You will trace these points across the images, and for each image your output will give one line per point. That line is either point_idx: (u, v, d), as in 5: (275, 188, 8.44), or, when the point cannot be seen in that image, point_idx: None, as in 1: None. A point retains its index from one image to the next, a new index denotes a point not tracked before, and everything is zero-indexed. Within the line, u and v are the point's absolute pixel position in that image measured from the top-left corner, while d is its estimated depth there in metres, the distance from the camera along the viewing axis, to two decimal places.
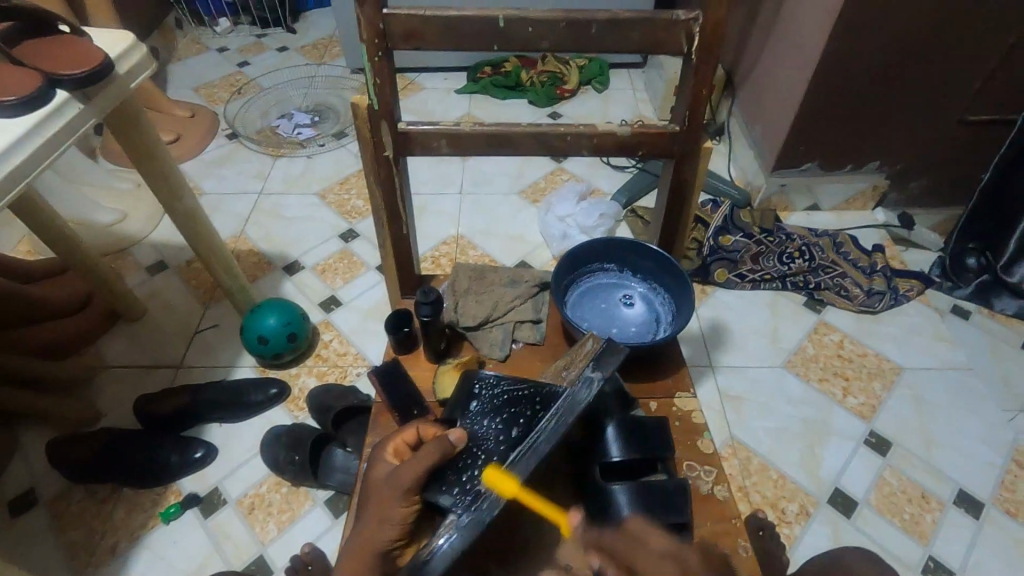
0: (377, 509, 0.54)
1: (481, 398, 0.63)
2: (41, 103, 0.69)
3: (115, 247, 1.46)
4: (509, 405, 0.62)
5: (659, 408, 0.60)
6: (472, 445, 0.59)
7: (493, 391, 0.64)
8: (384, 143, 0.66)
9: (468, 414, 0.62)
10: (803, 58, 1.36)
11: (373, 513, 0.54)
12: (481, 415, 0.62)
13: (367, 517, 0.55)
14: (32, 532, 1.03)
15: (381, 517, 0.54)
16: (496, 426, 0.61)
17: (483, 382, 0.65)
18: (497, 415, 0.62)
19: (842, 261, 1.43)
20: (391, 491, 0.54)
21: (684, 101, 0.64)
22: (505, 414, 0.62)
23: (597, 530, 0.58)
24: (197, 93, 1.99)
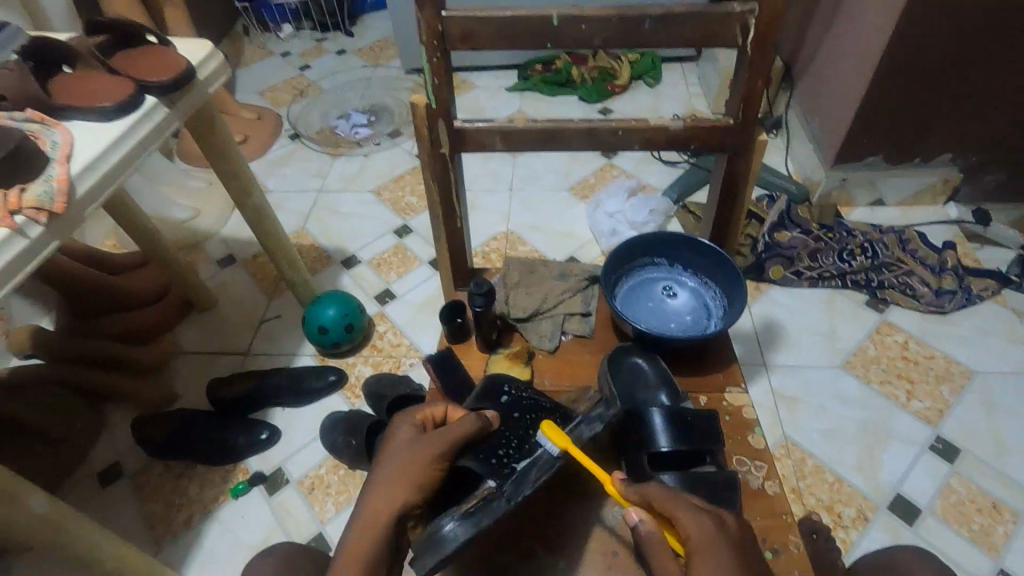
0: (400, 471, 0.54)
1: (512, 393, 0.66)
2: (133, 109, 0.75)
3: (190, 242, 1.57)
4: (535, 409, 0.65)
5: (621, 487, 0.53)
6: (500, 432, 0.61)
7: (523, 392, 0.66)
8: (440, 141, 0.68)
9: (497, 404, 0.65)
10: (868, 47, 1.31)
11: (396, 474, 0.54)
12: (510, 410, 0.63)
13: (390, 475, 0.54)
14: (118, 502, 1.12)
15: (404, 479, 0.54)
16: (524, 421, 0.62)
17: (512, 385, 0.68)
18: (526, 413, 0.63)
19: (908, 258, 1.37)
20: (421, 455, 0.55)
21: (737, 94, 0.64)
22: (531, 413, 0.64)
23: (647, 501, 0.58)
24: (262, 96, 2.09)
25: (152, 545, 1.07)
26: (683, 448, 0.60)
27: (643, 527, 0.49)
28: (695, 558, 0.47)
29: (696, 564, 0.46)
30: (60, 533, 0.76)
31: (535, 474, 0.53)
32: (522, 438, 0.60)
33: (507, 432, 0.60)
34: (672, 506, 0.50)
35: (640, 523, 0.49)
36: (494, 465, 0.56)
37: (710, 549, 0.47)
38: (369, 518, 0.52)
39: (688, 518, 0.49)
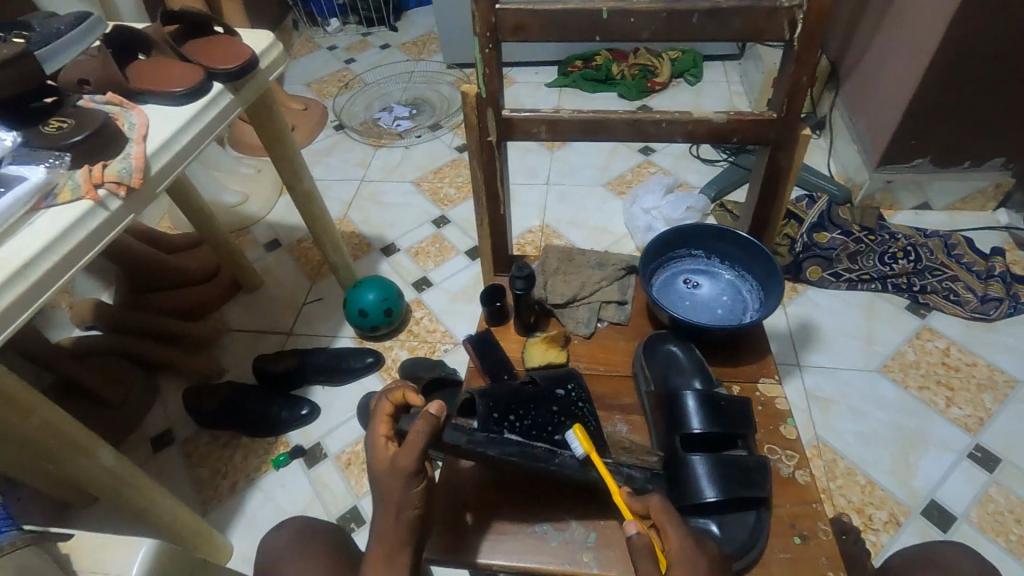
0: (389, 492, 0.55)
1: (565, 391, 0.67)
2: (202, 93, 0.80)
3: (239, 225, 1.65)
4: (575, 416, 0.65)
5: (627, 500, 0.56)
6: (523, 415, 0.63)
7: (576, 396, 0.67)
8: (488, 129, 0.71)
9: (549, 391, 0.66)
10: (920, 46, 1.29)
11: (388, 493, 0.55)
12: (555, 402, 0.65)
13: (382, 496, 0.55)
14: (169, 465, 1.19)
15: (396, 499, 0.55)
16: (549, 417, 0.64)
17: (580, 387, 0.68)
18: (563, 413, 0.65)
19: (953, 263, 1.34)
20: (395, 480, 0.54)
21: (783, 87, 0.64)
22: (562, 413, 0.65)
23: (677, 498, 0.59)
24: (309, 88, 2.17)
25: (200, 508, 1.13)
26: (715, 431, 0.61)
27: (640, 538, 0.49)
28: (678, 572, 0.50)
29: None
30: (124, 485, 0.82)
31: (512, 452, 0.59)
32: (542, 426, 0.63)
33: (538, 410, 0.64)
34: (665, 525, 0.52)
35: (636, 537, 0.50)
36: (493, 419, 0.62)
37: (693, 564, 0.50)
38: (385, 537, 0.55)
39: (678, 534, 0.52)
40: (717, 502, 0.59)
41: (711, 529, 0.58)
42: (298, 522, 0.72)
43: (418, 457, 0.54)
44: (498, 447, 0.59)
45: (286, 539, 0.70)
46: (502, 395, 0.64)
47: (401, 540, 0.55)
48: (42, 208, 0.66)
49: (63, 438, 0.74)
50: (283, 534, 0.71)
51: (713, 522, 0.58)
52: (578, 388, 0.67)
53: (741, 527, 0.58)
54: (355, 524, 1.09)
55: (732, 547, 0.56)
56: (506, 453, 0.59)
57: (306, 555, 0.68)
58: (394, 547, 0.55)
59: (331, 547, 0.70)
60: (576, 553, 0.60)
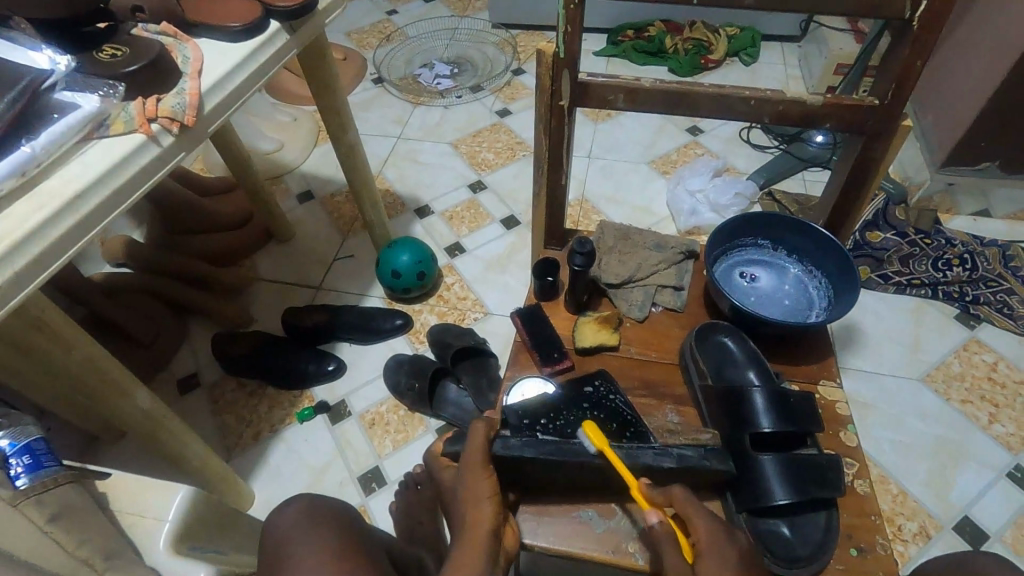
0: (467, 497, 0.54)
1: (595, 389, 0.66)
2: (259, 30, 0.76)
3: (273, 173, 1.62)
4: (610, 412, 0.64)
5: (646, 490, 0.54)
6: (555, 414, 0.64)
7: (608, 395, 0.66)
8: (561, 92, 0.67)
9: (579, 389, 0.66)
10: (1008, 41, 1.20)
11: (467, 496, 0.54)
12: (586, 399, 0.65)
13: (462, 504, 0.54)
14: (194, 408, 1.20)
15: (474, 499, 0.53)
16: (582, 415, 0.64)
17: (608, 381, 0.67)
18: (594, 410, 0.65)
19: (1011, 276, 1.28)
20: (469, 478, 0.54)
21: (891, 72, 0.59)
22: (595, 411, 0.65)
23: (747, 499, 0.58)
24: (348, 38, 2.11)
25: (224, 453, 1.14)
26: (785, 430, 0.59)
27: (662, 526, 0.50)
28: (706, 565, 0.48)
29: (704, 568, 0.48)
30: (158, 427, 0.82)
31: (549, 451, 0.56)
32: (576, 424, 0.63)
33: (570, 409, 0.65)
34: (691, 513, 0.51)
35: (658, 524, 0.51)
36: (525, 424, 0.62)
37: (722, 554, 0.48)
38: (466, 546, 0.50)
39: (705, 526, 0.50)
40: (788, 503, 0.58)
41: (782, 531, 0.58)
42: (303, 501, 0.68)
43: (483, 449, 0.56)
44: (536, 446, 0.57)
45: (291, 519, 0.65)
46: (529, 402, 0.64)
47: (483, 547, 0.50)
48: (94, 137, 0.63)
49: (102, 377, 0.73)
50: (287, 514, 0.66)
51: (783, 524, 0.58)
52: (605, 381, 0.66)
53: (813, 528, 0.58)
54: (377, 484, 1.09)
55: (803, 552, 0.56)
56: (543, 451, 0.56)
57: (313, 533, 0.63)
58: (478, 549, 0.50)
59: (339, 526, 0.65)
60: (622, 543, 0.58)
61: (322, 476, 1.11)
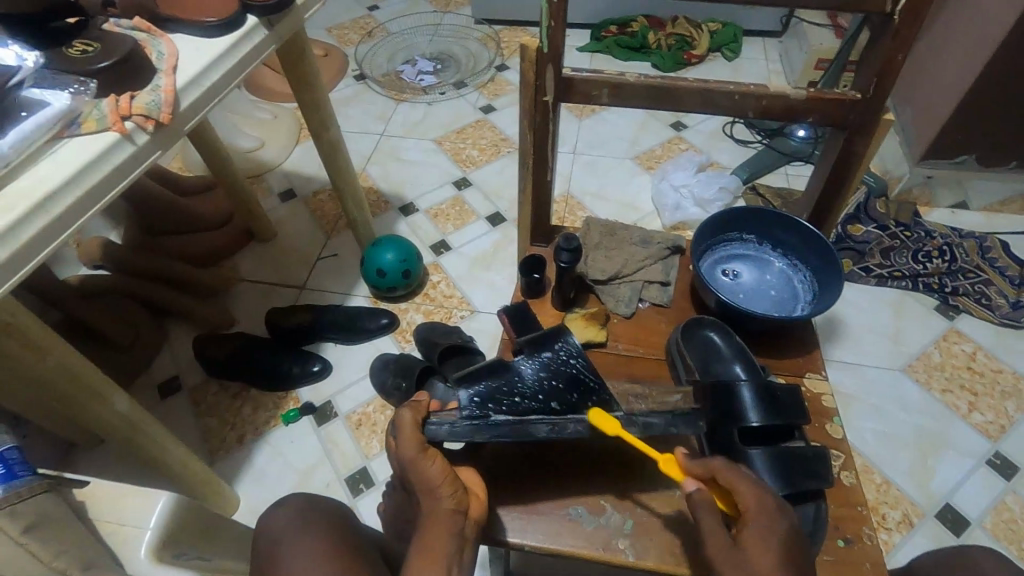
0: (420, 488, 0.52)
1: (554, 354, 0.62)
2: (235, 26, 0.74)
3: (253, 171, 1.60)
4: (568, 378, 0.60)
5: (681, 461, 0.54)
6: (514, 382, 0.59)
7: (567, 358, 0.61)
8: (545, 88, 0.66)
9: (537, 356, 0.62)
10: (983, 36, 1.22)
11: (420, 488, 0.52)
12: (544, 366, 0.61)
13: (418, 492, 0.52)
14: (176, 412, 1.18)
15: (426, 489, 0.51)
16: (539, 381, 0.60)
17: (568, 345, 0.63)
18: (554, 377, 0.60)
19: (988, 267, 1.31)
20: (412, 469, 0.52)
21: (873, 66, 0.60)
22: (554, 379, 0.60)
23: None
24: (329, 34, 2.08)
25: (207, 457, 1.12)
26: (773, 423, 0.60)
27: (700, 494, 0.50)
28: (750, 533, 0.49)
29: (749, 534, 0.49)
30: (137, 433, 0.80)
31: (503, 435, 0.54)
32: (534, 391, 0.59)
33: (526, 376, 0.60)
34: (737, 483, 0.52)
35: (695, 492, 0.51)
36: (478, 402, 0.57)
37: (768, 523, 0.49)
38: (430, 534, 0.50)
39: (752, 494, 0.51)
40: (778, 496, 0.58)
41: None
42: (298, 501, 0.67)
43: (414, 436, 0.52)
44: (489, 431, 0.54)
45: (286, 519, 0.65)
46: (482, 372, 0.59)
47: (448, 528, 0.50)
48: (65, 136, 0.61)
49: (77, 383, 0.71)
50: (281, 514, 0.65)
51: None
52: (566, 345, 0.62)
53: (802, 520, 0.58)
54: (364, 485, 1.08)
55: None
56: (496, 436, 0.54)
57: (308, 532, 0.63)
58: (445, 533, 0.50)
59: (335, 524, 0.65)
60: (612, 540, 0.59)
61: (309, 478, 1.09)
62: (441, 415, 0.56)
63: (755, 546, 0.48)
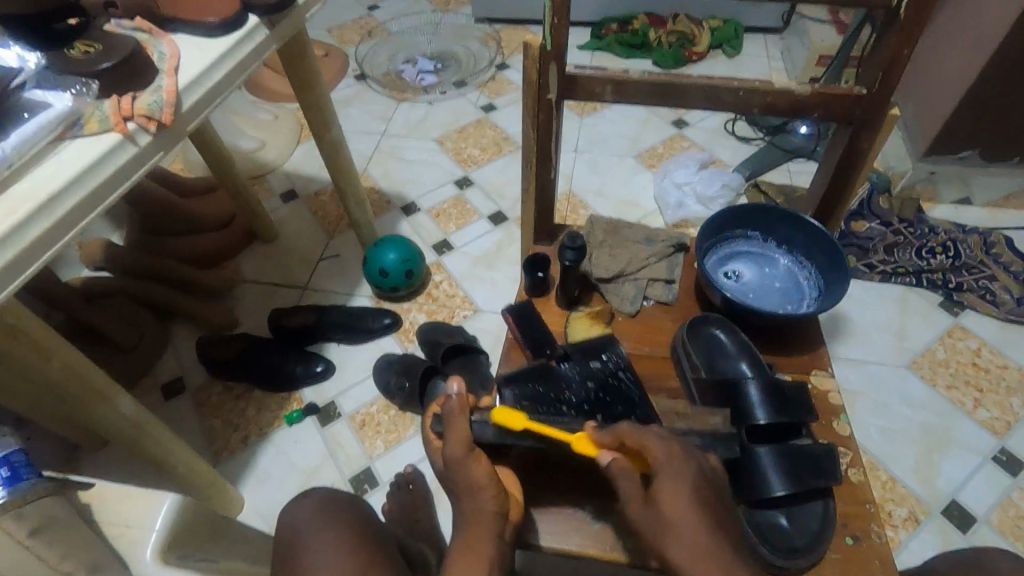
0: (464, 491, 0.53)
1: (602, 364, 0.65)
2: (237, 27, 0.74)
3: (255, 172, 1.60)
4: (613, 391, 0.63)
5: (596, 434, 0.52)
6: (563, 393, 0.62)
7: (615, 371, 0.64)
8: (549, 86, 0.66)
9: (584, 366, 0.65)
10: (987, 30, 1.21)
11: (463, 492, 0.53)
12: (590, 376, 0.64)
13: (460, 491, 0.53)
14: (180, 413, 1.18)
15: (470, 492, 0.53)
16: (586, 390, 0.63)
17: (615, 355, 0.66)
18: (600, 389, 0.63)
19: (992, 263, 1.31)
20: (457, 469, 0.53)
21: (878, 61, 0.59)
22: (598, 388, 0.63)
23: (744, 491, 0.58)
24: (330, 34, 2.08)
25: (210, 458, 1.12)
26: (780, 421, 0.60)
27: (616, 465, 0.49)
28: (664, 487, 0.48)
29: (662, 490, 0.48)
30: (144, 435, 0.80)
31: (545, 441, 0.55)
32: (581, 404, 0.62)
33: (572, 387, 0.63)
34: (642, 438, 0.50)
35: (611, 463, 0.49)
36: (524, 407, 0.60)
37: (678, 473, 0.49)
38: (471, 537, 0.52)
39: (663, 448, 0.50)
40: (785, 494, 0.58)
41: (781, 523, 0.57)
42: (318, 495, 0.71)
43: (464, 438, 0.53)
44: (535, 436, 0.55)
45: (310, 511, 0.69)
46: (525, 378, 0.62)
47: (489, 533, 0.52)
48: (67, 138, 0.61)
49: (84, 382, 0.71)
50: (305, 505, 0.69)
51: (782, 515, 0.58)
52: (614, 356, 0.65)
53: (811, 518, 0.58)
54: (368, 485, 1.08)
55: (802, 543, 0.56)
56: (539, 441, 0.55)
57: (332, 521, 0.67)
58: (483, 540, 0.51)
59: (357, 516, 0.69)
60: (620, 539, 0.59)
61: (313, 479, 1.09)
62: (485, 413, 0.57)
63: (669, 504, 0.48)
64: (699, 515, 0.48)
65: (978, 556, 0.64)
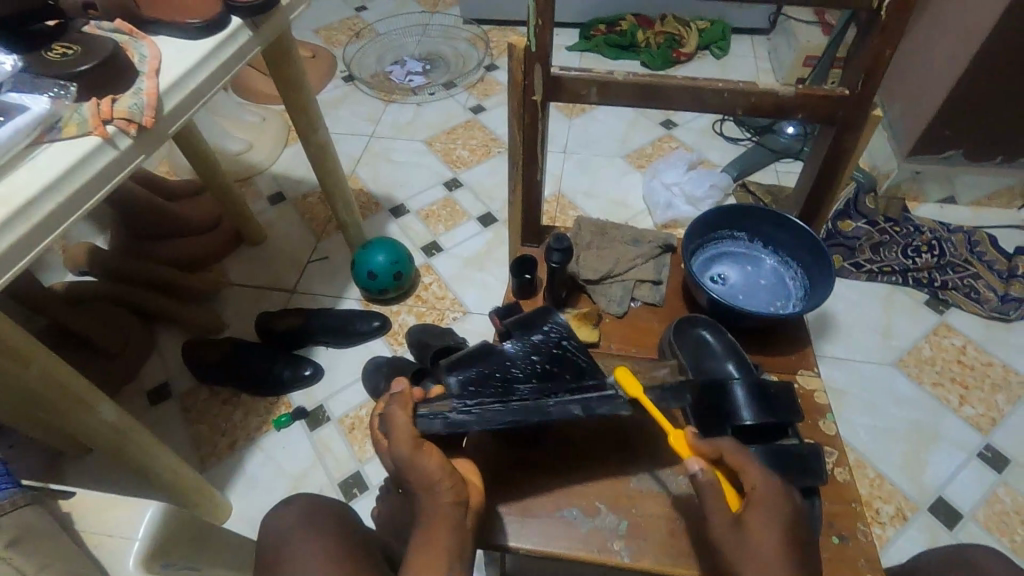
0: (418, 487, 0.52)
1: (543, 337, 0.63)
2: (219, 29, 0.73)
3: (242, 174, 1.58)
4: (559, 361, 0.62)
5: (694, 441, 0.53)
6: (507, 367, 0.61)
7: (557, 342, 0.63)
8: (534, 88, 0.66)
9: (526, 341, 0.63)
10: (969, 30, 1.23)
11: (418, 489, 0.52)
12: (533, 350, 0.62)
13: (415, 487, 0.52)
14: (166, 419, 1.16)
15: (425, 486, 0.52)
16: (531, 363, 0.61)
17: (557, 326, 0.64)
18: (544, 360, 0.62)
19: (976, 261, 1.32)
20: (406, 466, 0.52)
21: (860, 63, 0.60)
22: (546, 360, 0.62)
23: None
24: (317, 35, 2.06)
25: (197, 464, 1.11)
26: (766, 421, 0.60)
27: (704, 478, 0.49)
28: (755, 518, 0.49)
29: (752, 520, 0.49)
30: (128, 442, 0.79)
31: (507, 421, 0.56)
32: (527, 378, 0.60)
33: (514, 362, 0.61)
34: (745, 465, 0.52)
35: (699, 473, 0.50)
36: (470, 392, 0.59)
37: (770, 515, 0.49)
38: (434, 529, 0.51)
39: (762, 478, 0.51)
40: None
41: None
42: (302, 502, 0.70)
43: (410, 434, 0.52)
44: (491, 418, 0.56)
45: (293, 518, 0.68)
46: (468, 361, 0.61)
47: (451, 524, 0.51)
48: (45, 141, 0.60)
49: (65, 390, 0.70)
50: (291, 510, 0.69)
51: None
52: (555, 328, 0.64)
53: None
54: (358, 489, 1.08)
55: None
56: (493, 425, 0.55)
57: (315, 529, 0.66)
58: (447, 529, 0.51)
59: (344, 521, 0.69)
60: (607, 541, 0.59)
61: (302, 484, 1.08)
62: (432, 406, 0.56)
63: (756, 533, 0.49)
64: (786, 543, 0.49)
65: (963, 553, 0.65)
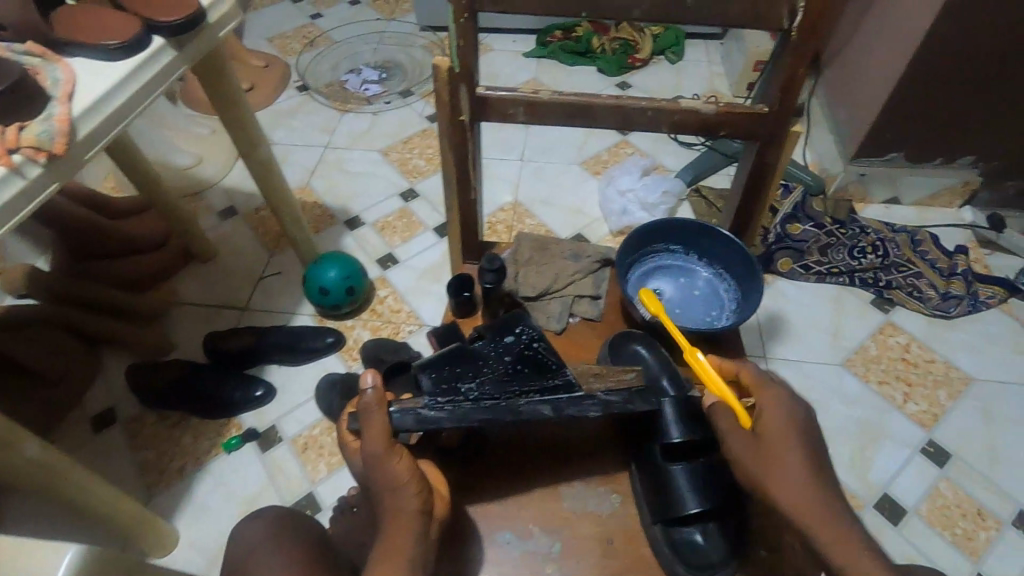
0: (385, 488, 0.52)
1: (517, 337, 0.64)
2: (140, 50, 0.71)
3: (191, 189, 1.54)
4: (534, 359, 0.62)
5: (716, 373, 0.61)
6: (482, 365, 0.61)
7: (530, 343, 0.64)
8: (461, 108, 0.65)
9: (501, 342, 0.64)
10: (904, 37, 1.26)
11: (385, 491, 0.52)
12: (506, 350, 0.63)
13: (381, 490, 0.52)
14: (111, 446, 1.13)
15: (391, 488, 0.52)
16: (505, 363, 0.62)
17: (529, 327, 0.66)
18: (518, 361, 0.62)
19: (918, 260, 1.35)
20: (377, 464, 0.52)
21: (777, 81, 0.61)
22: (519, 360, 0.62)
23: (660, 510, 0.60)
24: (270, 44, 2.03)
25: (144, 492, 1.07)
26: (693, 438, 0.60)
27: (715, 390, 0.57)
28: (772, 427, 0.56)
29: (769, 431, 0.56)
30: (57, 478, 0.77)
31: (479, 418, 0.55)
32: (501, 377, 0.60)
33: (488, 362, 0.62)
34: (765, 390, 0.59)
35: None
36: (440, 389, 0.58)
37: (782, 425, 0.56)
38: (394, 535, 0.51)
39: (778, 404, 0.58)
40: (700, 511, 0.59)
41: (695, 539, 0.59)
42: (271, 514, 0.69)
43: (382, 433, 0.53)
44: (463, 414, 0.55)
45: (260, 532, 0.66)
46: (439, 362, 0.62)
47: (412, 531, 0.51)
48: None
49: None
50: (258, 524, 0.67)
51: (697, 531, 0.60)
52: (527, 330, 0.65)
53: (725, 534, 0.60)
54: (311, 511, 1.06)
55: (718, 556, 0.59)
56: (462, 421, 0.55)
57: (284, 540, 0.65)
58: (409, 535, 0.51)
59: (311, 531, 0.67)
60: (539, 564, 0.62)
61: (253, 508, 1.06)
62: (403, 403, 0.56)
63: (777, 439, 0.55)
64: (806, 454, 0.54)
65: None
